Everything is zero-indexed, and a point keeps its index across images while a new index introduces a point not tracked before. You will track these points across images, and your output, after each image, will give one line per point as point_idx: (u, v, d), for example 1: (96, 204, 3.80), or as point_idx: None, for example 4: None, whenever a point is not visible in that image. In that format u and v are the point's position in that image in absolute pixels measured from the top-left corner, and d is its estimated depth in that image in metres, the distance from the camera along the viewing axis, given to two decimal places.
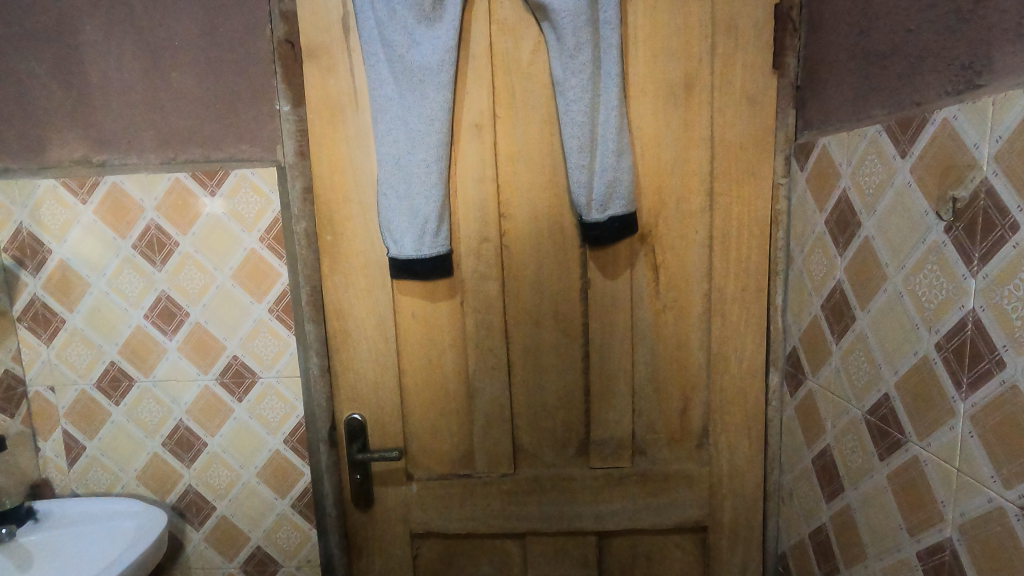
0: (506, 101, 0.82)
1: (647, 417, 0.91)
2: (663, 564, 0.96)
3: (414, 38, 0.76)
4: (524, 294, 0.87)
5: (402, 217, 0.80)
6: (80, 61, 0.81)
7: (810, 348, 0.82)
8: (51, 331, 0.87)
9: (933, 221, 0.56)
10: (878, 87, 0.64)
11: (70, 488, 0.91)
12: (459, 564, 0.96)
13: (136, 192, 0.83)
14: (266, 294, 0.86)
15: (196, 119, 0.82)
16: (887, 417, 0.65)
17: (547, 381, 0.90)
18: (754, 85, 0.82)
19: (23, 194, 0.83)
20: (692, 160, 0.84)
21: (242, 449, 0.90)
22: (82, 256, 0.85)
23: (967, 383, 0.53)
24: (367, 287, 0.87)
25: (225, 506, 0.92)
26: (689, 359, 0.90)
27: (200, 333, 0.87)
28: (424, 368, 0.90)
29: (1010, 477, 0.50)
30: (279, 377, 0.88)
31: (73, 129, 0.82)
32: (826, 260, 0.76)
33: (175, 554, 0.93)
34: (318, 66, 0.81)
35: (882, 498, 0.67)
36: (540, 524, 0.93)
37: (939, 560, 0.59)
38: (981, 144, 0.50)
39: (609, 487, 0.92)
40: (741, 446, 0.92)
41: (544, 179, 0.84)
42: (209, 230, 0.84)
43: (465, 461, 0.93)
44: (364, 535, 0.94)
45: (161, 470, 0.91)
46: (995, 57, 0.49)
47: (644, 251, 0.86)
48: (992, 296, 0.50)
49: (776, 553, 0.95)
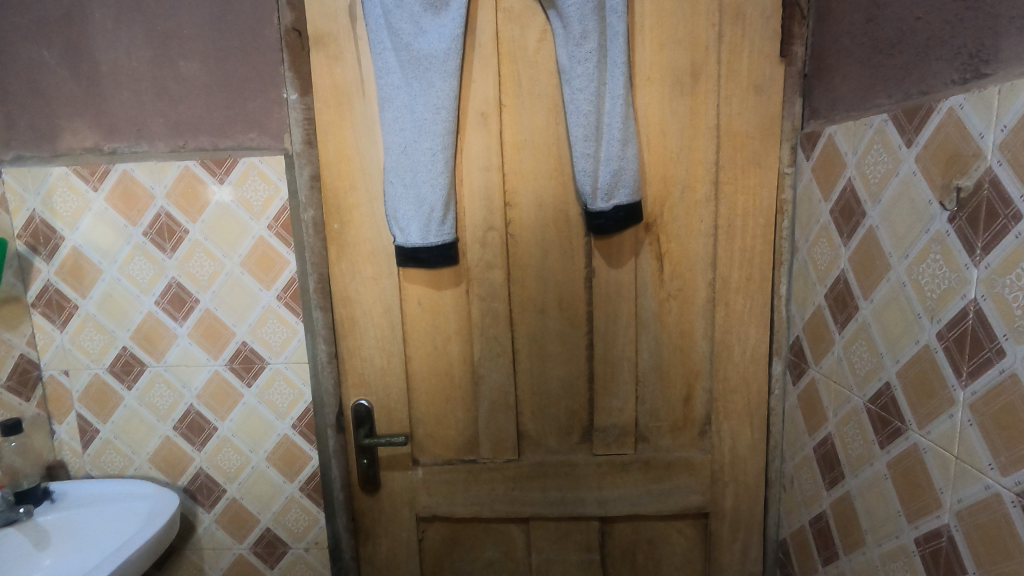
0: (512, 89, 0.82)
1: (650, 404, 0.92)
2: (665, 549, 0.98)
3: (420, 26, 0.77)
4: (529, 283, 0.88)
5: (409, 206, 0.80)
6: (89, 49, 0.81)
7: (813, 337, 0.82)
8: (64, 317, 0.88)
9: (937, 211, 0.56)
10: (885, 75, 0.64)
11: (85, 470, 0.93)
12: (463, 548, 0.98)
13: (147, 179, 0.84)
14: (274, 281, 0.87)
15: (205, 108, 0.83)
16: (888, 405, 0.66)
17: (552, 369, 0.91)
18: (762, 73, 0.82)
19: (36, 182, 0.84)
20: (698, 150, 0.84)
21: (251, 434, 0.92)
22: (93, 243, 0.86)
23: (967, 371, 0.54)
24: (374, 274, 0.88)
25: (235, 489, 0.94)
26: (692, 348, 0.91)
27: (210, 319, 0.88)
28: (430, 355, 0.91)
29: (1007, 464, 0.50)
30: (288, 363, 0.90)
31: (84, 117, 0.83)
32: (830, 249, 0.76)
33: (187, 535, 0.95)
34: (325, 54, 0.81)
35: (882, 485, 0.68)
36: (543, 509, 0.95)
37: (936, 546, 0.60)
38: (986, 133, 0.50)
39: (612, 473, 0.93)
40: (743, 434, 0.93)
41: (549, 168, 0.84)
42: (218, 218, 0.85)
43: (470, 447, 0.94)
44: (371, 518, 0.96)
45: (173, 454, 0.93)
46: (1002, 45, 0.49)
47: (649, 240, 0.87)
48: (994, 286, 0.50)
49: (776, 540, 0.96)
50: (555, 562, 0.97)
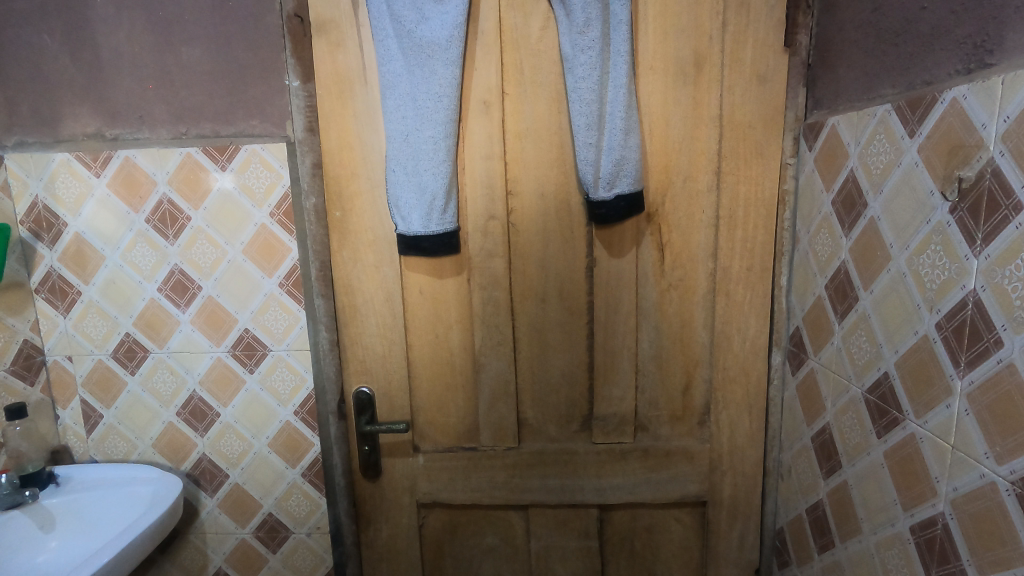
0: (515, 78, 0.82)
1: (650, 393, 0.93)
2: (663, 537, 0.99)
3: (423, 13, 0.76)
4: (530, 272, 0.88)
5: (411, 194, 0.81)
6: (91, 35, 0.81)
7: (813, 327, 0.82)
8: (67, 303, 0.89)
9: (939, 202, 0.56)
10: (890, 65, 0.64)
11: (89, 455, 0.94)
12: (462, 534, 0.99)
13: (149, 166, 0.84)
14: (276, 269, 0.87)
15: (208, 94, 0.83)
16: (886, 395, 0.66)
17: (552, 357, 0.91)
18: (765, 63, 0.82)
19: (38, 168, 0.84)
20: (701, 140, 0.84)
21: (253, 420, 0.93)
22: (96, 230, 0.86)
23: (965, 361, 0.54)
24: (376, 263, 0.88)
25: (238, 474, 0.95)
26: (692, 338, 0.91)
27: (212, 306, 0.89)
28: (431, 344, 0.92)
29: (1003, 453, 0.51)
30: (290, 351, 0.90)
31: (87, 104, 0.83)
32: (831, 240, 0.76)
33: (190, 520, 0.96)
34: (327, 41, 0.81)
35: (878, 473, 0.69)
36: (543, 496, 0.96)
37: (930, 534, 0.60)
38: (989, 124, 0.50)
39: (611, 462, 0.94)
40: (741, 424, 0.94)
41: (551, 157, 0.84)
42: (221, 206, 0.85)
43: (471, 435, 0.95)
44: (372, 503, 0.97)
45: (176, 439, 0.94)
46: (1007, 34, 0.49)
47: (650, 230, 0.87)
48: (993, 276, 0.50)
49: (773, 528, 0.97)
50: (553, 549, 0.98)
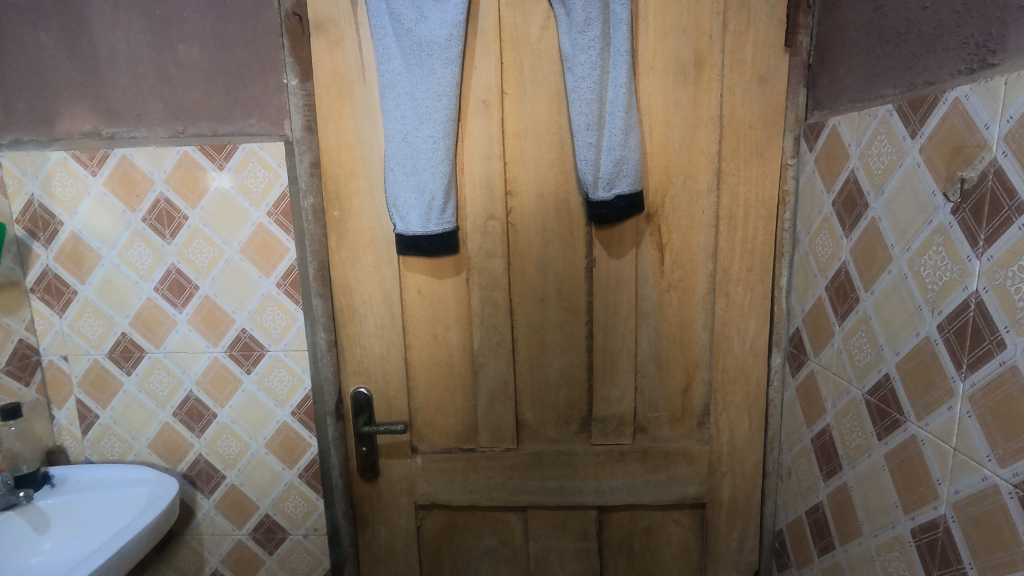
0: (515, 77, 0.82)
1: (649, 394, 0.93)
2: (662, 539, 0.98)
3: (422, 12, 0.76)
4: (530, 273, 0.88)
5: (410, 194, 0.80)
6: (88, 32, 0.80)
7: (813, 329, 0.82)
8: (63, 302, 0.88)
9: (941, 203, 0.56)
10: (892, 66, 0.63)
11: (84, 455, 0.94)
12: (460, 535, 0.98)
13: (146, 165, 0.84)
14: (274, 269, 0.87)
15: (205, 92, 0.82)
16: (887, 397, 0.66)
17: (551, 358, 0.91)
18: (766, 63, 0.81)
19: (34, 166, 0.84)
20: (701, 140, 0.84)
21: (250, 420, 0.92)
22: (92, 229, 0.86)
23: (967, 363, 0.54)
24: (374, 262, 0.88)
25: (235, 475, 0.94)
26: (692, 339, 0.91)
27: (209, 306, 0.88)
28: (429, 344, 0.91)
29: (1005, 455, 0.50)
30: (287, 351, 0.90)
31: (83, 102, 0.83)
32: (831, 241, 0.76)
33: (187, 521, 0.95)
34: (325, 40, 0.81)
35: (879, 475, 0.68)
36: (542, 498, 0.95)
37: (932, 537, 0.60)
38: (991, 124, 0.50)
39: (610, 463, 0.94)
40: (741, 425, 0.94)
41: (550, 157, 0.84)
42: (218, 205, 0.85)
43: (469, 436, 0.94)
44: (369, 504, 0.96)
45: (173, 439, 0.93)
46: (1010, 34, 0.49)
47: (650, 230, 0.87)
48: (995, 277, 0.50)
49: (772, 530, 0.97)
50: (552, 550, 0.98)
